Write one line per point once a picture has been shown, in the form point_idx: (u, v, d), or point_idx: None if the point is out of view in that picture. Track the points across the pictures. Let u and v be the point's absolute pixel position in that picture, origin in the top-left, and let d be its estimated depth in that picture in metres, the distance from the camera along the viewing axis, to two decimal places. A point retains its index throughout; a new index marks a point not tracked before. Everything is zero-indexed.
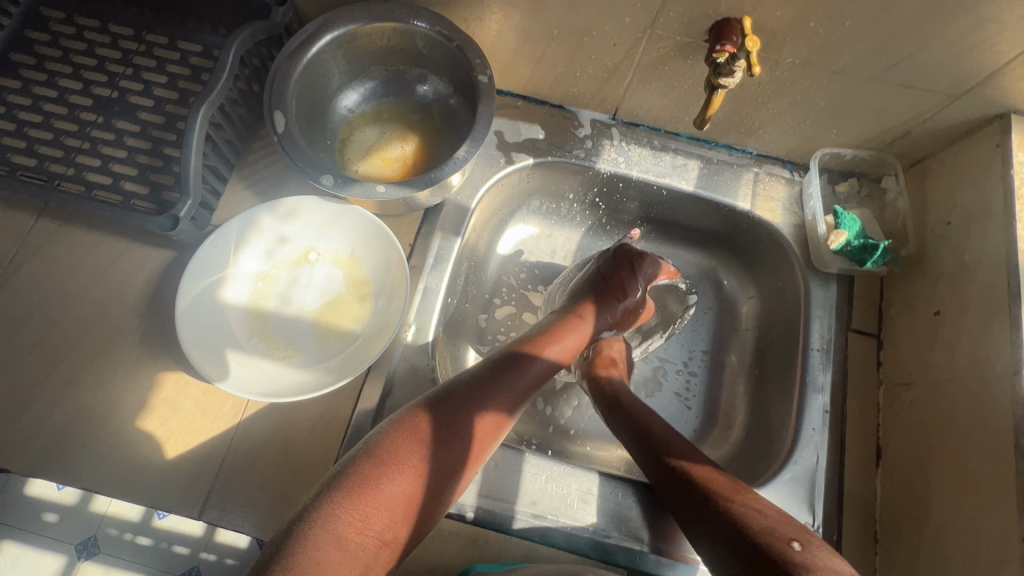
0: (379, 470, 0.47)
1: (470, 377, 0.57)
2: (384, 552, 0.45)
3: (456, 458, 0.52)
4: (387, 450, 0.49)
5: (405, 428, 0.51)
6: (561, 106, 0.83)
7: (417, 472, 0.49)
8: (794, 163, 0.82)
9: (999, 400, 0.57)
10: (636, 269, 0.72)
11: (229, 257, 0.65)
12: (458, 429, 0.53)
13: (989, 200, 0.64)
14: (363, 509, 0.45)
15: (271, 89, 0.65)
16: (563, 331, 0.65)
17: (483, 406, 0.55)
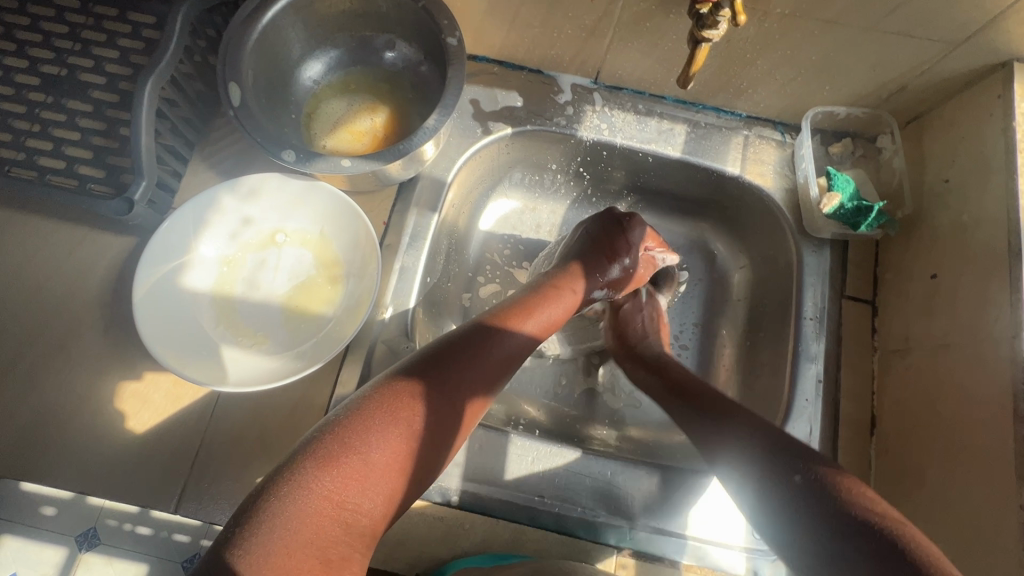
0: (358, 436, 0.41)
1: (458, 339, 0.51)
2: (365, 527, 0.40)
3: (446, 423, 0.47)
4: (369, 414, 0.43)
5: (391, 390, 0.45)
6: (540, 71, 0.78)
7: (402, 439, 0.43)
8: (785, 124, 0.78)
9: (997, 363, 0.54)
10: (626, 228, 0.71)
11: (190, 241, 0.62)
12: (448, 392, 0.47)
13: (989, 155, 0.61)
14: (339, 482, 0.39)
15: (223, 58, 0.60)
16: (552, 294, 0.61)
17: (474, 367, 0.49)
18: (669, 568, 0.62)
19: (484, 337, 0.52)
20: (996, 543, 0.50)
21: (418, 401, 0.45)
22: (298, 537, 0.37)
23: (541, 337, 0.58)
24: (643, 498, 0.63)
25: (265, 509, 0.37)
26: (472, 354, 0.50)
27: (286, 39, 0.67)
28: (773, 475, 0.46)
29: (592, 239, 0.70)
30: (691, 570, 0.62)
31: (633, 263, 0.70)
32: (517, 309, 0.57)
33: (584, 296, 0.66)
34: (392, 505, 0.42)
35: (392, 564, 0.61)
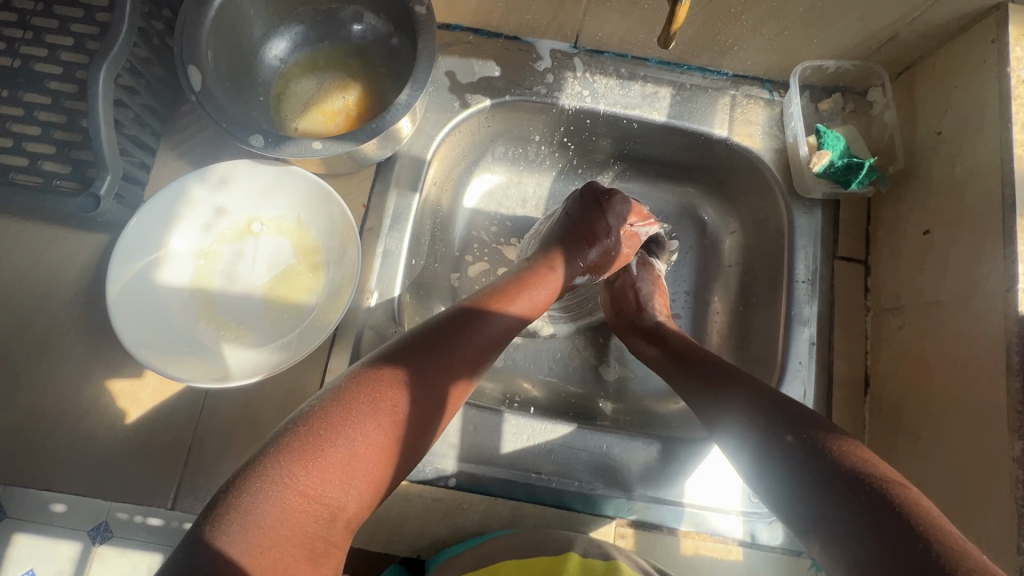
0: (335, 429, 0.40)
1: (439, 326, 0.50)
2: (343, 520, 0.39)
3: (429, 411, 0.46)
4: (345, 406, 0.42)
5: (369, 380, 0.44)
6: (517, 38, 0.75)
7: (382, 431, 0.42)
8: (773, 82, 0.75)
9: (989, 318, 0.54)
10: (606, 209, 0.68)
11: (161, 236, 0.60)
12: (429, 381, 0.46)
13: (983, 103, 0.59)
14: (315, 476, 0.38)
15: (180, 39, 0.57)
16: (532, 279, 0.60)
17: (455, 354, 0.48)
18: (666, 535, 0.63)
19: (465, 322, 0.51)
20: (988, 498, 0.51)
21: (399, 392, 0.44)
22: (275, 535, 0.36)
23: (528, 320, 0.57)
24: (640, 468, 0.64)
25: (238, 506, 0.37)
26: (453, 341, 0.49)
27: (245, 16, 0.63)
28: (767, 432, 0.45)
29: (573, 220, 0.68)
30: (688, 535, 0.63)
31: (612, 245, 0.68)
32: (498, 293, 0.56)
33: (565, 279, 0.65)
34: (372, 495, 0.41)
35: (394, 546, 0.61)
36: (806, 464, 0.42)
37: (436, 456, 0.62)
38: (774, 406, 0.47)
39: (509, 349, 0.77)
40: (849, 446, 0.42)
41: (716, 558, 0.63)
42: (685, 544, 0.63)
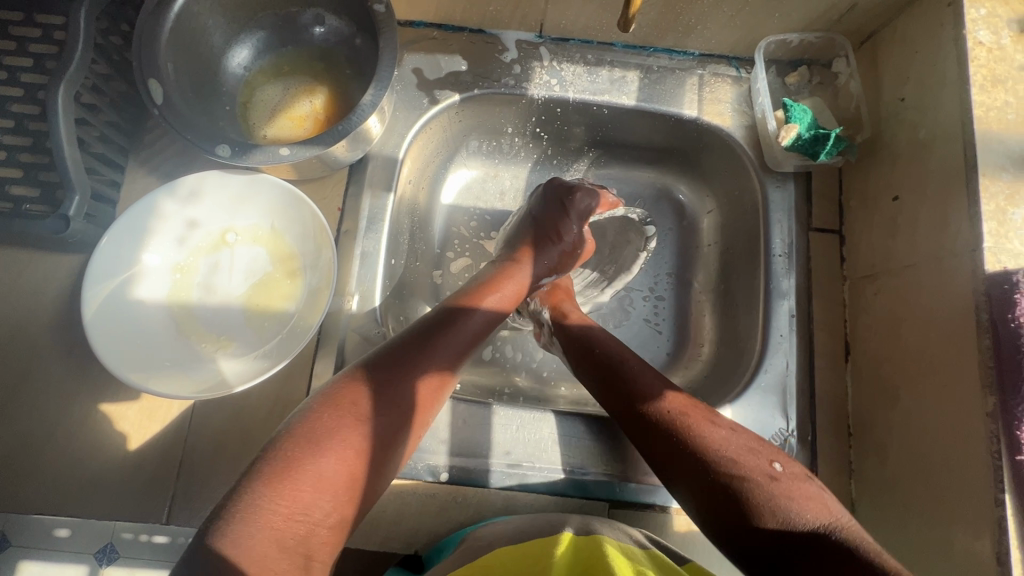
0: (306, 447, 0.41)
1: (404, 338, 0.51)
2: (322, 534, 0.39)
3: (401, 421, 0.46)
4: (314, 425, 0.42)
5: (337, 397, 0.45)
6: (482, 31, 0.75)
7: (353, 444, 0.42)
8: (740, 59, 0.76)
9: (958, 278, 0.54)
10: (568, 207, 0.68)
11: (134, 253, 0.59)
12: (397, 392, 0.47)
13: (942, 66, 0.59)
14: (288, 493, 0.39)
15: (138, 52, 0.57)
16: (497, 283, 0.59)
17: (422, 361, 0.49)
18: (660, 513, 0.64)
19: (432, 331, 0.52)
20: (966, 456, 0.51)
21: (365, 405, 0.45)
22: (254, 556, 0.36)
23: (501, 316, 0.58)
24: (630, 450, 0.65)
25: (214, 535, 0.36)
26: (420, 351, 0.50)
27: (203, 26, 0.63)
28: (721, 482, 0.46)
29: (538, 218, 0.68)
30: (681, 513, 0.64)
31: (581, 239, 0.69)
32: (467, 295, 0.57)
33: (532, 279, 0.65)
34: (351, 506, 0.42)
35: (391, 545, 0.62)
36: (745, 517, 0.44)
37: (427, 453, 0.63)
38: (717, 454, 0.47)
39: (497, 343, 0.77)
40: (808, 493, 0.45)
41: None
42: (678, 521, 0.63)
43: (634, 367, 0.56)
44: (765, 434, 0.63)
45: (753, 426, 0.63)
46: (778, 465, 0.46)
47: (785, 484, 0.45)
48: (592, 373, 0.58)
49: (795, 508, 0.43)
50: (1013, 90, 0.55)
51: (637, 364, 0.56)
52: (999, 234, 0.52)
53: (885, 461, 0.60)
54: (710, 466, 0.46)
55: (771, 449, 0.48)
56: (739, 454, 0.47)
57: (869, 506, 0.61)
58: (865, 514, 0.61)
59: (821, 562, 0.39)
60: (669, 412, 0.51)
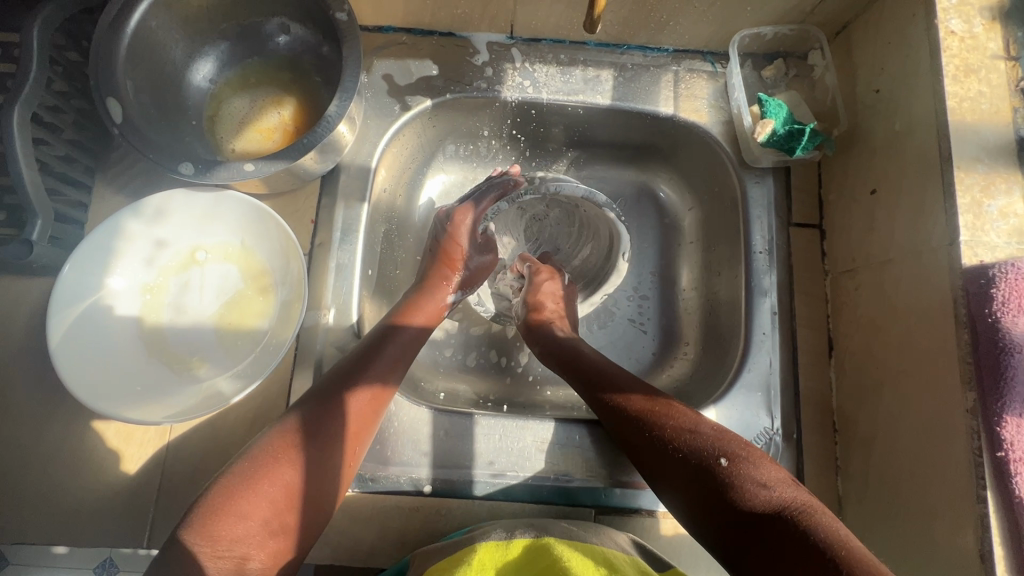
0: (229, 496, 0.45)
1: (353, 357, 0.57)
2: (253, 562, 0.44)
3: (330, 447, 0.51)
4: (238, 472, 0.47)
5: (296, 413, 0.52)
6: (452, 34, 0.74)
7: (273, 484, 0.47)
8: (714, 53, 0.75)
9: (937, 272, 0.53)
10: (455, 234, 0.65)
11: (101, 276, 0.58)
12: (317, 427, 0.51)
13: (915, 57, 0.59)
14: (211, 535, 0.43)
15: (95, 71, 0.55)
16: (415, 307, 0.62)
17: (366, 377, 0.55)
18: (647, 517, 0.63)
19: (356, 361, 0.56)
20: (947, 452, 0.51)
21: (314, 419, 0.51)
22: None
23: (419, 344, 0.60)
24: (615, 455, 0.64)
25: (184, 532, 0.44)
26: (344, 383, 0.54)
27: (163, 40, 0.61)
28: (692, 478, 0.48)
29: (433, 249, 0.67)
30: (667, 516, 0.63)
31: (486, 260, 0.68)
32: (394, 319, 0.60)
33: (439, 309, 0.64)
34: (281, 533, 0.46)
35: (377, 559, 0.61)
36: (720, 501, 0.46)
37: (409, 465, 0.62)
38: (690, 446, 0.50)
39: (480, 349, 0.76)
40: (766, 471, 0.47)
41: None
42: (665, 524, 0.63)
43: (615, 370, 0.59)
44: (749, 434, 0.63)
45: (738, 426, 0.63)
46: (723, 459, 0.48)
47: (756, 466, 0.47)
48: (577, 379, 0.60)
49: (760, 488, 0.45)
50: (986, 79, 0.55)
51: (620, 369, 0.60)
52: (975, 227, 0.52)
53: (869, 457, 0.59)
54: (685, 457, 0.49)
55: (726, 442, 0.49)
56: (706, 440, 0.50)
57: (855, 504, 0.60)
58: (852, 510, 0.61)
59: (777, 540, 0.42)
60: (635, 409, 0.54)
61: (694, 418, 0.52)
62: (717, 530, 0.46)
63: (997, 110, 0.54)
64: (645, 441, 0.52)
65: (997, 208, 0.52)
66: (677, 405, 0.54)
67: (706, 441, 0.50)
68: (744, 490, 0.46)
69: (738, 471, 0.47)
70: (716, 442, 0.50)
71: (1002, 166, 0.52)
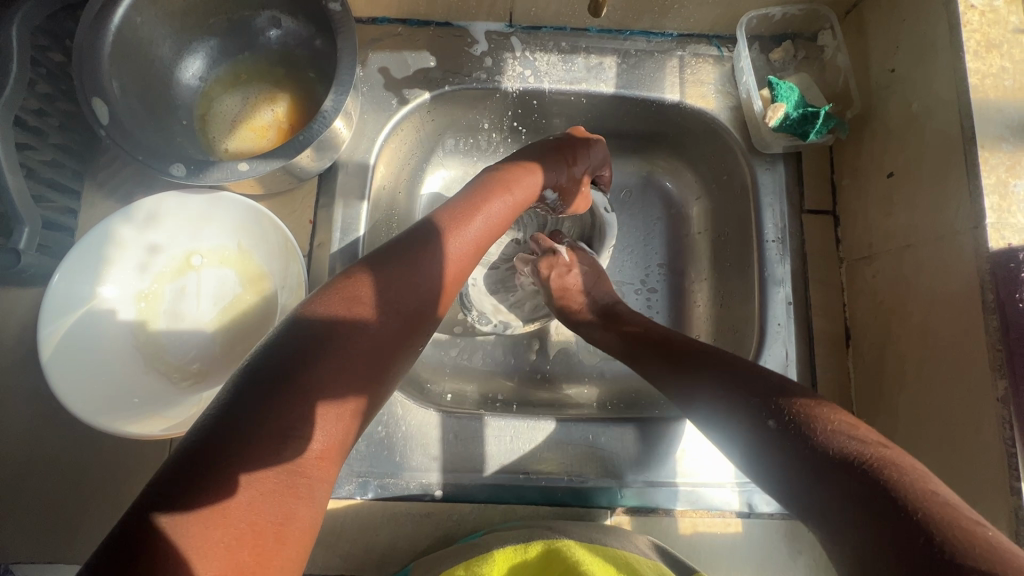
0: (280, 369, 0.37)
1: (395, 245, 0.47)
2: (314, 452, 0.36)
3: (387, 337, 0.43)
4: (290, 345, 0.38)
5: (335, 301, 0.42)
6: (448, 24, 0.72)
7: (311, 381, 0.37)
8: (720, 37, 0.73)
9: (962, 256, 0.51)
10: (592, 143, 0.64)
11: (93, 284, 0.56)
12: (378, 310, 0.43)
13: (933, 34, 0.56)
14: (266, 414, 0.35)
15: (79, 70, 0.53)
16: (475, 209, 0.53)
17: (416, 271, 0.46)
18: (664, 517, 0.61)
19: (416, 246, 0.47)
20: (978, 441, 0.49)
21: (362, 307, 0.42)
22: (230, 485, 0.32)
23: (474, 255, 0.52)
24: (630, 454, 0.62)
25: (206, 445, 0.33)
26: (404, 268, 0.45)
27: (149, 37, 0.59)
28: (748, 423, 0.42)
29: (562, 139, 0.64)
30: (685, 515, 0.62)
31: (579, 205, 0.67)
32: (451, 214, 0.51)
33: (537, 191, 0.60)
34: (340, 424, 0.38)
35: (388, 568, 0.59)
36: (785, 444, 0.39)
37: (418, 471, 0.61)
38: (747, 389, 0.44)
39: (487, 347, 0.74)
40: (833, 410, 0.40)
41: (717, 533, 0.61)
42: (683, 524, 0.61)
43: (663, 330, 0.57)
44: None
45: None
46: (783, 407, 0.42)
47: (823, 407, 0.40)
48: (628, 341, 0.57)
49: (836, 428, 0.38)
50: (1009, 54, 0.52)
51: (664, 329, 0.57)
52: (1001, 208, 0.50)
53: None
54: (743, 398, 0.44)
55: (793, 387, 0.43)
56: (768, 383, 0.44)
57: None
58: None
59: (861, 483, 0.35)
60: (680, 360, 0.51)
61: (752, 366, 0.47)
62: (783, 469, 0.39)
63: (1021, 87, 0.52)
64: (705, 384, 0.47)
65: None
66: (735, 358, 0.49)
67: (768, 383, 0.44)
68: (816, 428, 0.39)
69: (805, 412, 0.40)
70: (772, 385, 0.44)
71: None
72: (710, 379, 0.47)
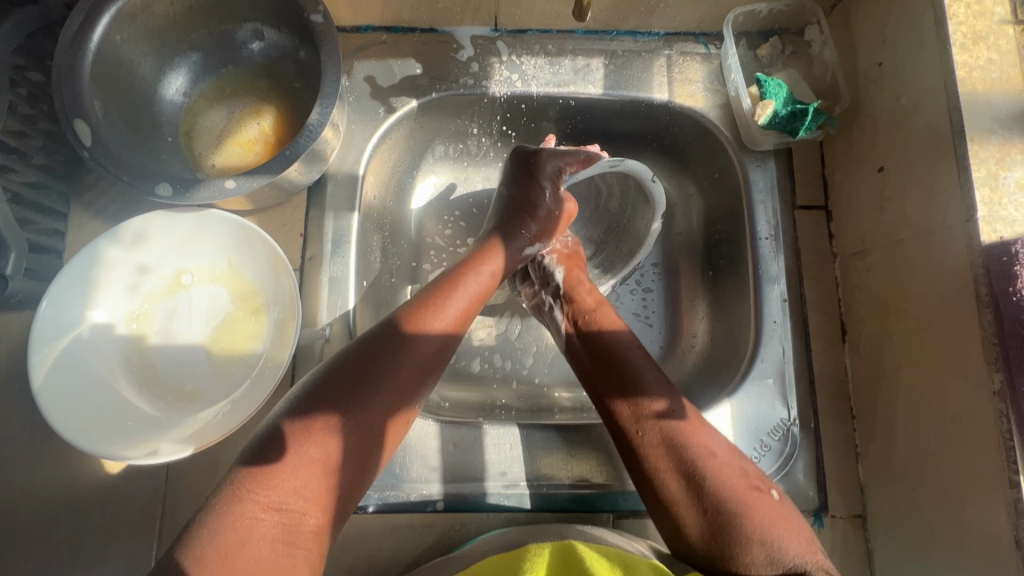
0: (274, 452, 0.41)
1: (384, 326, 0.49)
2: (308, 525, 0.40)
3: (375, 415, 0.45)
4: (285, 428, 0.42)
5: (322, 386, 0.44)
6: (433, 30, 0.71)
7: (292, 465, 0.40)
8: (706, 34, 0.72)
9: (955, 250, 0.51)
10: (538, 175, 0.61)
11: (83, 308, 0.55)
12: (370, 385, 0.45)
13: (919, 27, 0.56)
14: (264, 489, 0.39)
15: (60, 91, 0.52)
16: (460, 281, 0.54)
17: (402, 351, 0.47)
18: None
19: (408, 320, 0.50)
20: (974, 437, 0.49)
21: (348, 394, 0.44)
22: (227, 558, 0.36)
23: (459, 330, 0.52)
24: None
25: (200, 525, 0.38)
26: (391, 348, 0.47)
27: (130, 54, 0.58)
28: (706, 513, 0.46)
29: (513, 196, 0.62)
30: None
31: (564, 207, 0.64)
32: (437, 289, 0.53)
33: (509, 261, 0.60)
34: (332, 497, 0.42)
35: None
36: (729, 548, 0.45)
37: (419, 482, 0.60)
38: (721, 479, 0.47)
39: (484, 353, 0.74)
40: (790, 528, 0.46)
41: None
42: None
43: (638, 364, 0.54)
44: (765, 426, 0.60)
45: (754, 419, 0.61)
46: (765, 494, 0.48)
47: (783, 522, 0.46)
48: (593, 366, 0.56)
49: (792, 550, 0.44)
50: (995, 46, 0.52)
51: (643, 358, 0.55)
52: (992, 201, 0.49)
53: (891, 444, 0.58)
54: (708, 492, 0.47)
55: (761, 479, 0.49)
56: (733, 479, 0.48)
57: (879, 491, 0.59)
58: (874, 498, 0.59)
59: None
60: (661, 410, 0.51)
61: (717, 446, 0.50)
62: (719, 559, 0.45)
63: (1009, 78, 0.52)
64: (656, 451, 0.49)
65: (1014, 179, 0.49)
66: (705, 428, 0.51)
67: (730, 481, 0.47)
68: (772, 541, 0.44)
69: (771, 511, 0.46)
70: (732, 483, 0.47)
71: (1017, 136, 0.50)
72: (668, 445, 0.49)
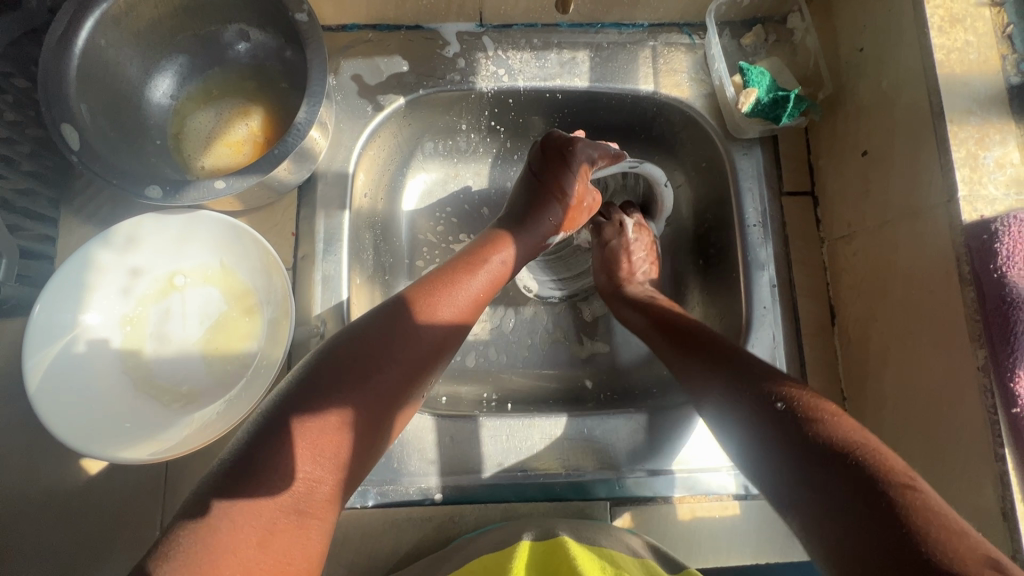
0: (293, 420, 0.41)
1: (402, 302, 0.49)
2: (324, 491, 0.40)
3: (392, 388, 0.45)
4: (304, 397, 0.42)
5: (342, 356, 0.44)
6: (419, 26, 0.71)
7: (313, 432, 0.41)
8: (690, 24, 0.73)
9: (938, 230, 0.52)
10: (569, 160, 0.61)
11: (77, 312, 0.56)
12: (384, 361, 0.45)
13: (898, 12, 0.57)
14: (284, 457, 0.39)
15: (46, 97, 0.52)
16: (479, 261, 0.55)
17: (419, 327, 0.48)
18: (663, 504, 0.62)
19: (424, 298, 0.50)
20: (962, 411, 0.50)
21: (368, 365, 0.44)
22: (244, 527, 0.37)
23: (472, 315, 0.53)
24: (627, 443, 0.63)
25: (217, 489, 0.38)
26: (408, 324, 0.48)
27: (115, 58, 0.58)
28: (738, 420, 0.45)
29: (536, 176, 0.62)
30: (683, 501, 0.63)
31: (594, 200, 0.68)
32: (456, 267, 0.54)
33: (530, 250, 0.61)
34: (347, 468, 0.42)
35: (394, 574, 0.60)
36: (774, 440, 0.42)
37: (417, 476, 0.61)
38: (733, 387, 0.47)
39: (478, 347, 0.74)
40: (824, 417, 0.42)
41: (715, 516, 0.62)
42: (682, 509, 0.62)
43: (686, 319, 0.57)
44: None
45: None
46: (782, 403, 0.43)
47: (808, 410, 0.42)
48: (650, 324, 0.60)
49: (823, 433, 0.40)
50: (972, 28, 0.53)
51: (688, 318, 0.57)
52: (972, 180, 0.50)
53: (882, 422, 0.58)
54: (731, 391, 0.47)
55: (785, 386, 0.45)
56: (757, 387, 0.46)
57: None
58: None
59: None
60: (704, 353, 0.51)
61: (745, 362, 0.49)
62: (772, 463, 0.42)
63: (986, 60, 0.53)
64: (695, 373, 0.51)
65: (993, 159, 0.51)
66: (736, 349, 0.51)
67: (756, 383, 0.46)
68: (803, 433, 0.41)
69: (795, 413, 0.42)
70: (744, 385, 0.46)
71: (995, 117, 0.51)
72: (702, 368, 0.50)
